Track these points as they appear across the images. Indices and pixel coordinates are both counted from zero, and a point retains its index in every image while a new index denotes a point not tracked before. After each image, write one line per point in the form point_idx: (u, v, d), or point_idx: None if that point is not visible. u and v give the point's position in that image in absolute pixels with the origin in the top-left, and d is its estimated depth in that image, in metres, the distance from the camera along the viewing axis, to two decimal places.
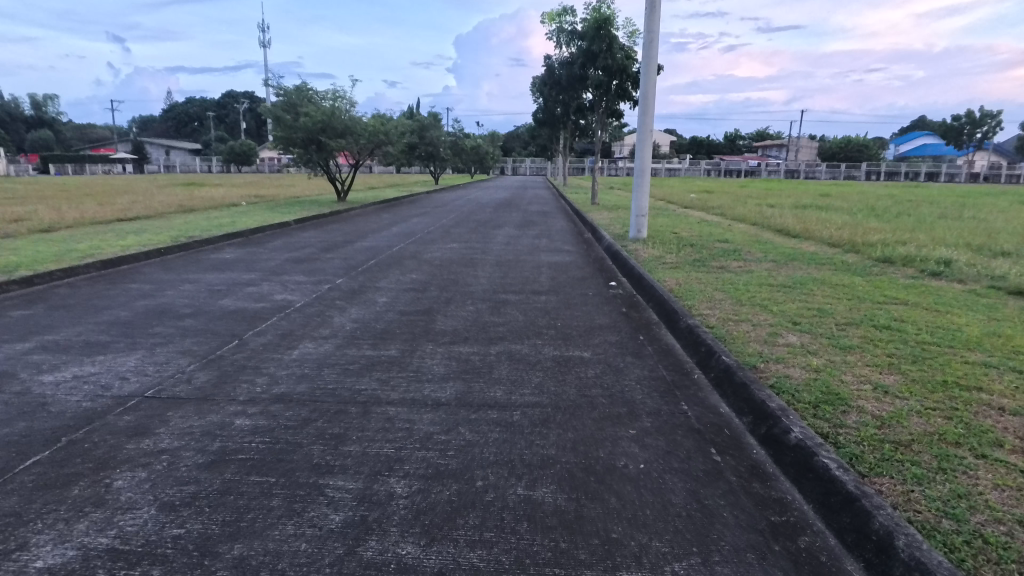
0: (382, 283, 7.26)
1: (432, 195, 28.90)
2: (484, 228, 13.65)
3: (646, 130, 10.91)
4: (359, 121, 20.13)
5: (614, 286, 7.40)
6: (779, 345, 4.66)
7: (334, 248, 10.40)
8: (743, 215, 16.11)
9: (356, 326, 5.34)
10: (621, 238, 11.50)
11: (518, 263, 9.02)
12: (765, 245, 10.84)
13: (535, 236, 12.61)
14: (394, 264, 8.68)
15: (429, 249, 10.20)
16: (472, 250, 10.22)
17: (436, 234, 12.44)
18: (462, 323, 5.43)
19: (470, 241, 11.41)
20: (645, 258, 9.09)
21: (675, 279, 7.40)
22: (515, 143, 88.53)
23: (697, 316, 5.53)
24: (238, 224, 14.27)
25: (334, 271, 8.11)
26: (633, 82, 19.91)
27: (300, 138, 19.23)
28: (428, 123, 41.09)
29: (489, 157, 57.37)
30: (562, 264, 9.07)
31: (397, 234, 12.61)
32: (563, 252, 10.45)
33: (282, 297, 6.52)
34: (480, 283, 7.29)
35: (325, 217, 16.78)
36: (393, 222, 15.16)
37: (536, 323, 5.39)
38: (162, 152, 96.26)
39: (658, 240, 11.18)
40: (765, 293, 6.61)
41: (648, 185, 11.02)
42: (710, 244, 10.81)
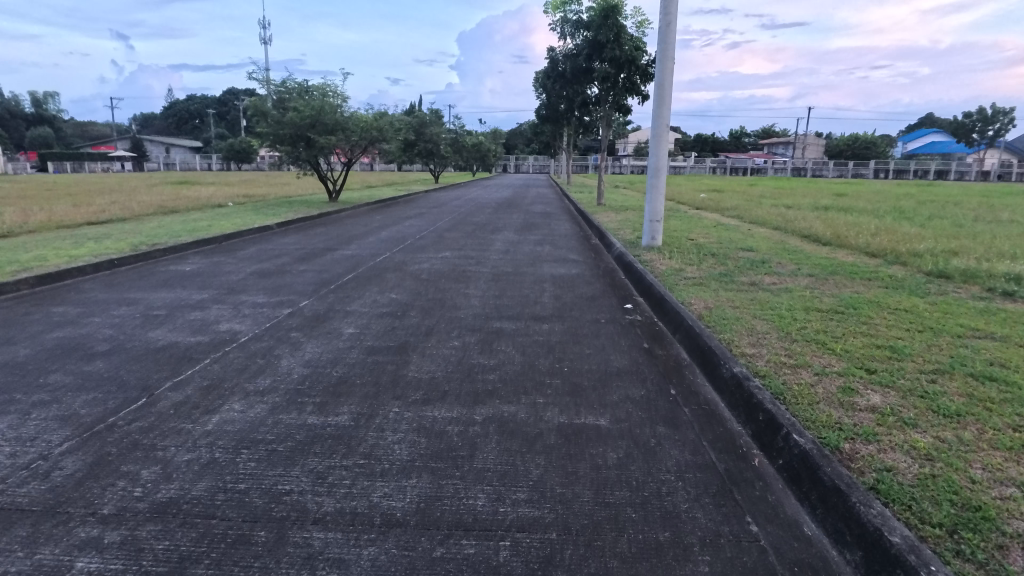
0: (354, 306, 6.10)
1: (431, 194, 27.78)
2: (481, 232, 12.48)
3: (662, 125, 9.71)
4: (350, 117, 18.98)
5: (630, 309, 6.24)
6: (862, 409, 3.50)
7: (311, 258, 9.26)
8: (763, 218, 14.94)
9: (306, 373, 4.18)
10: (633, 245, 10.33)
11: (517, 277, 7.87)
12: (795, 254, 9.66)
13: (538, 242, 11.44)
14: (374, 279, 7.52)
15: (418, 259, 9.05)
16: (465, 259, 9.06)
17: (428, 240, 11.29)
18: (442, 368, 4.27)
19: (465, 248, 10.25)
20: (663, 272, 7.93)
21: (704, 300, 6.23)
22: (518, 140, 87.33)
23: (741, 359, 4.37)
24: (214, 227, 13.15)
25: (302, 288, 6.96)
26: (642, 75, 18.70)
27: (288, 135, 18.08)
28: (428, 120, 39.95)
29: (491, 155, 56.17)
30: (568, 278, 7.90)
31: (386, 240, 11.46)
32: (569, 262, 9.29)
33: (228, 326, 5.37)
34: (470, 305, 6.12)
35: (313, 219, 15.64)
36: (384, 226, 14.01)
37: (537, 369, 4.22)
38: (162, 149, 95.45)
39: (675, 249, 10.00)
40: (816, 322, 5.44)
41: (664, 186, 9.83)
42: (734, 253, 9.64)
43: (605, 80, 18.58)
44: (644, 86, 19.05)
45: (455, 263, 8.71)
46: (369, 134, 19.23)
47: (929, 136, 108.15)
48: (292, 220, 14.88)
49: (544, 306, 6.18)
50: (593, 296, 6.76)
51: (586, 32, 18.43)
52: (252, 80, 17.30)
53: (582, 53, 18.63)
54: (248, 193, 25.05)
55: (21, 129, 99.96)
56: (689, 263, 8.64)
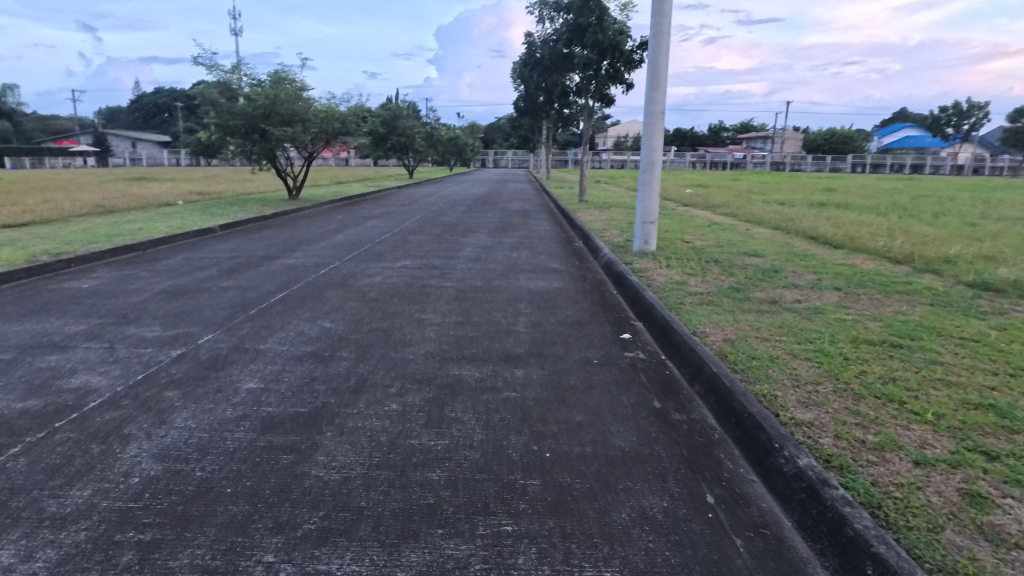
0: (270, 342, 4.66)
1: (404, 190, 26.26)
2: (451, 235, 11.07)
3: (656, 111, 8.35)
4: (310, 106, 17.38)
5: (628, 340, 4.92)
6: (1018, 544, 2.21)
7: (245, 270, 7.79)
8: (760, 216, 13.77)
9: (154, 475, 2.75)
10: (623, 250, 9.00)
11: (487, 293, 6.47)
12: (808, 260, 8.43)
13: (515, 245, 10.07)
14: (309, 299, 6.07)
15: (372, 270, 7.63)
16: (427, 270, 7.66)
17: (388, 245, 9.85)
18: (363, 458, 2.88)
19: (429, 255, 8.84)
20: (662, 285, 6.63)
21: (721, 328, 4.93)
22: (497, 134, 85.63)
23: (796, 434, 3.07)
24: (145, 231, 11.53)
25: (213, 315, 5.50)
26: (627, 63, 17.32)
27: (240, 125, 16.48)
28: (402, 113, 38.29)
29: (468, 150, 54.55)
30: (548, 293, 6.55)
31: (340, 245, 10.00)
32: (550, 271, 7.93)
33: (84, 381, 3.90)
34: (424, 340, 4.72)
35: (266, 220, 14.11)
36: (342, 227, 12.52)
37: (504, 461, 2.85)
38: (127, 143, 91.95)
39: (671, 254, 8.70)
40: (874, 362, 4.15)
41: (659, 183, 8.50)
42: (739, 260, 8.37)
43: (586, 67, 17.18)
44: (629, 75, 17.69)
45: (413, 275, 7.30)
46: (331, 125, 17.69)
47: (905, 131, 108.96)
48: (241, 221, 13.32)
49: (519, 339, 4.80)
50: (580, 321, 5.42)
51: (567, 15, 17.00)
52: (198, 64, 15.66)
53: (563, 37, 17.22)
54: (205, 190, 23.37)
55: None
56: (691, 273, 7.35)
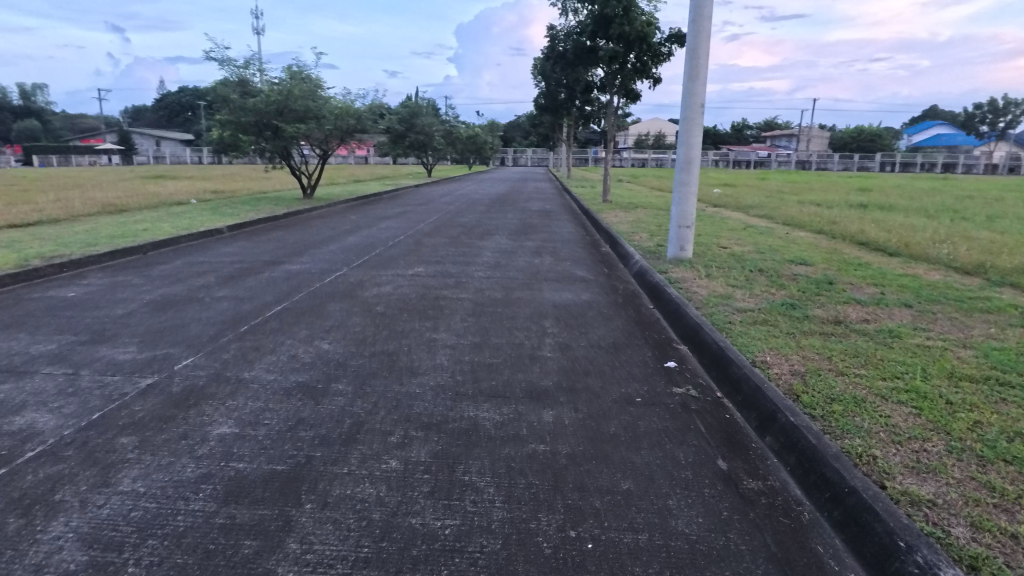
0: (256, 369, 4.02)
1: (421, 189, 25.66)
2: (469, 238, 10.40)
3: (695, 103, 7.55)
4: (325, 102, 16.86)
5: (674, 368, 4.19)
6: None
7: (245, 276, 7.18)
8: (798, 219, 12.89)
9: (74, 572, 2.09)
10: (656, 256, 8.24)
11: (509, 307, 5.76)
12: (864, 270, 7.60)
13: (537, 249, 9.35)
14: (309, 314, 5.43)
15: (381, 279, 6.96)
16: (441, 279, 6.97)
17: (401, 249, 9.22)
18: (348, 550, 2.19)
19: (445, 261, 8.18)
20: (705, 300, 5.87)
21: (785, 357, 4.18)
22: (516, 132, 84.97)
23: (917, 521, 2.33)
24: (150, 231, 11.05)
25: (199, 332, 4.87)
26: (654, 56, 16.48)
27: (252, 122, 15.97)
28: (420, 110, 37.79)
29: (488, 148, 53.89)
30: (576, 307, 5.83)
31: (350, 249, 9.37)
32: (577, 279, 7.19)
33: (30, 420, 3.27)
34: (434, 369, 4.02)
35: (277, 221, 13.57)
36: (354, 229, 11.93)
37: (532, 560, 2.14)
38: (152, 142, 93.24)
39: (709, 262, 7.91)
40: (986, 408, 3.36)
41: (696, 184, 7.72)
42: (786, 269, 7.57)
43: (612, 61, 16.38)
44: (656, 69, 16.84)
45: (426, 285, 6.62)
46: (345, 123, 17.13)
47: (936, 128, 105.91)
48: (251, 221, 12.80)
49: (545, 368, 4.09)
50: (615, 343, 4.69)
51: (591, 6, 16.22)
52: (209, 59, 15.17)
53: (587, 30, 16.44)
54: (219, 189, 22.97)
55: (7, 121, 97.32)
56: (735, 285, 6.57)
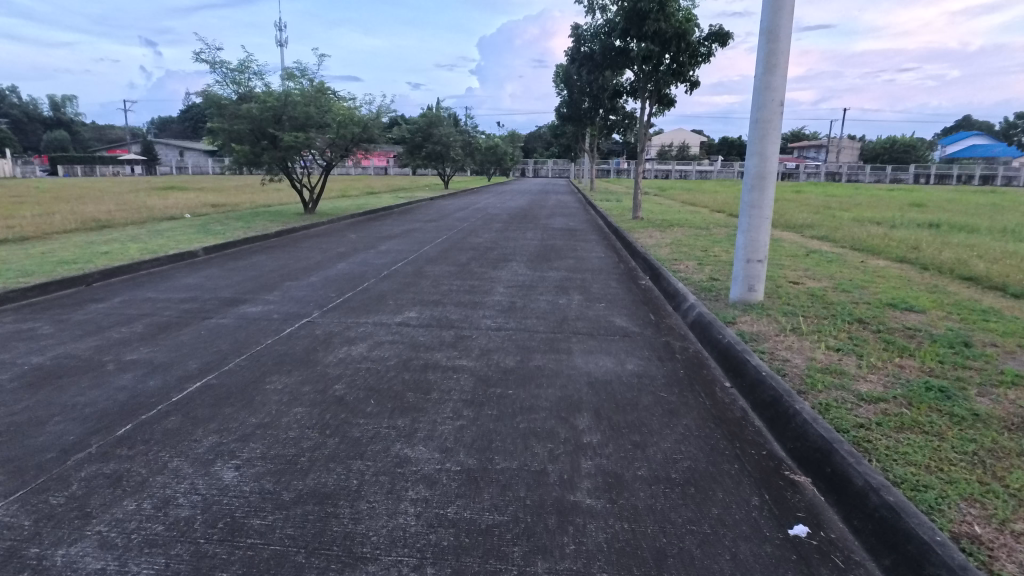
0: (86, 541, 2.33)
1: (435, 203, 24.09)
2: (481, 267, 8.72)
3: (774, 101, 5.72)
4: (327, 110, 15.43)
5: (808, 543, 2.42)
6: None
7: (184, 325, 5.55)
8: (868, 242, 10.97)
9: None
10: (715, 298, 6.44)
11: (525, 386, 4.03)
12: (1000, 322, 5.72)
13: (562, 283, 7.60)
14: (236, 398, 3.76)
15: (360, 331, 5.27)
16: (436, 332, 5.25)
17: (395, 282, 7.57)
18: None
19: (446, 301, 6.47)
20: (807, 379, 4.07)
21: (1009, 531, 2.38)
22: (537, 143, 83.87)
23: None
24: (112, 255, 9.58)
25: (53, 438, 3.21)
26: (692, 57, 14.71)
27: (247, 130, 14.65)
28: (438, 120, 36.45)
29: (508, 158, 52.45)
30: (621, 387, 4.04)
31: (335, 280, 7.73)
32: (616, 331, 5.42)
33: None
34: (388, 548, 2.29)
35: (268, 241, 12.08)
36: (349, 252, 10.34)
37: None
38: (177, 153, 94.06)
39: (788, 307, 6.09)
40: None
41: (771, 205, 5.91)
42: (895, 320, 5.71)
43: (646, 61, 14.61)
44: (695, 71, 15.06)
45: (415, 344, 4.90)
46: (350, 132, 15.67)
47: (973, 138, 101.89)
48: (237, 241, 11.31)
49: (585, 544, 2.34)
50: (693, 474, 2.92)
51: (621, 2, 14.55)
52: (199, 60, 13.83)
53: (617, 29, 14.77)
54: (221, 201, 21.69)
55: (37, 132, 98.84)
56: (839, 349, 4.74)
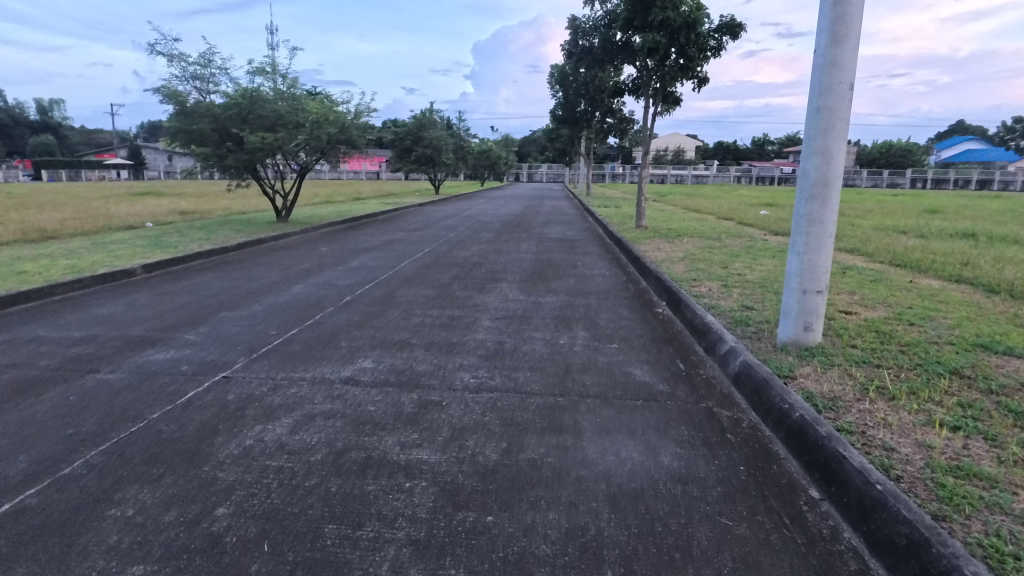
0: None
1: (424, 210, 22.70)
2: (465, 290, 7.32)
3: (844, 81, 4.34)
4: (300, 109, 14.04)
5: None
6: None
7: (56, 382, 4.13)
8: (907, 257, 9.65)
9: None
10: (758, 339, 5.05)
11: (514, 503, 2.63)
12: None
13: (562, 312, 6.21)
14: (49, 540, 2.34)
15: (291, 395, 3.85)
16: (393, 396, 3.85)
17: (357, 312, 6.15)
18: None
19: (415, 342, 5.06)
20: (941, 492, 2.69)
21: None
22: (532, 148, 82.76)
23: None
24: (30, 274, 8.11)
25: None
26: (702, 50, 13.38)
27: (210, 130, 13.24)
28: (429, 122, 35.07)
29: (502, 163, 51.18)
30: (659, 506, 2.65)
31: (284, 310, 6.30)
32: (639, 391, 4.01)
33: None
34: None
35: (227, 254, 10.66)
36: (313, 269, 8.92)
37: None
38: (165, 156, 92.24)
39: (855, 351, 4.71)
40: None
41: (836, 220, 4.53)
42: (1003, 372, 4.34)
43: (651, 54, 13.27)
44: (704, 67, 13.73)
45: (360, 418, 3.50)
46: (326, 133, 14.29)
47: (968, 143, 101.39)
48: (189, 255, 9.89)
49: None
50: None
51: None
52: (155, 52, 12.45)
53: (619, 19, 13.47)
54: (193, 208, 20.27)
55: (22, 135, 96.89)
56: (958, 428, 3.37)
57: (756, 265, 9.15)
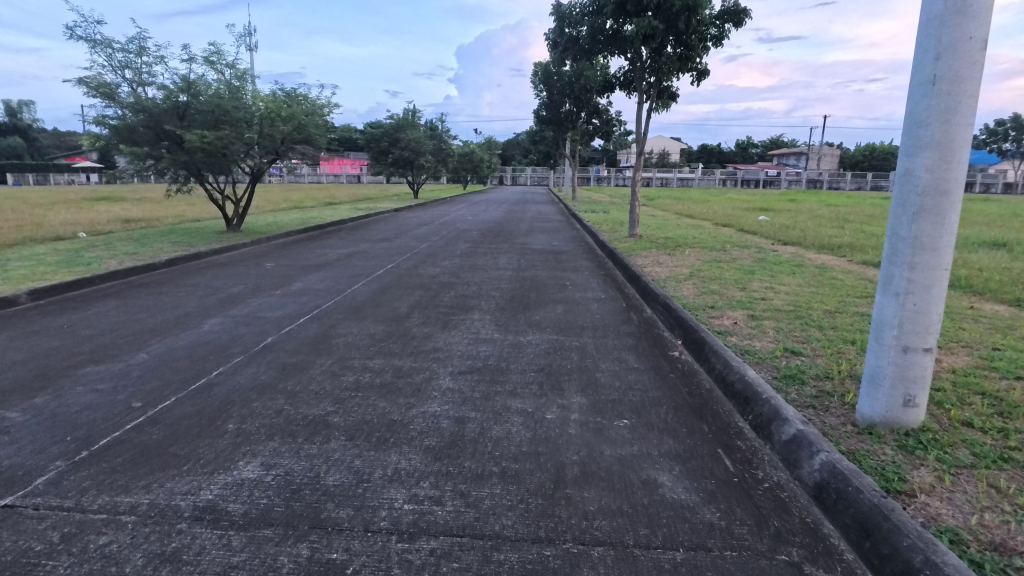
0: None
1: (398, 216, 21.10)
2: (426, 324, 5.75)
3: (977, 37, 2.88)
4: (250, 104, 12.38)
5: None
6: None
7: None
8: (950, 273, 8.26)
9: None
10: (828, 414, 3.54)
11: None
12: None
13: (550, 360, 4.67)
14: None
15: (89, 557, 2.26)
16: (266, 556, 2.27)
17: (272, 364, 4.55)
18: None
19: (337, 422, 3.49)
20: None
21: None
22: (516, 151, 81.65)
23: None
24: None
25: None
26: (702, 38, 11.99)
27: (143, 128, 11.53)
28: (407, 122, 33.39)
29: (485, 166, 49.69)
30: None
31: (174, 361, 4.67)
32: (676, 527, 2.49)
33: None
34: None
35: (151, 273, 8.98)
36: (243, 294, 7.27)
37: None
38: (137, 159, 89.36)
39: (978, 433, 3.24)
40: None
41: (955, 246, 3.06)
42: None
43: (647, 42, 11.79)
44: (704, 57, 12.33)
45: None
46: (280, 131, 12.62)
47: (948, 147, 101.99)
48: (101, 275, 8.20)
49: None
50: None
51: None
52: (75, 36, 10.71)
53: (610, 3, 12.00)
54: (142, 215, 18.39)
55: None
56: None
57: (778, 285, 7.69)
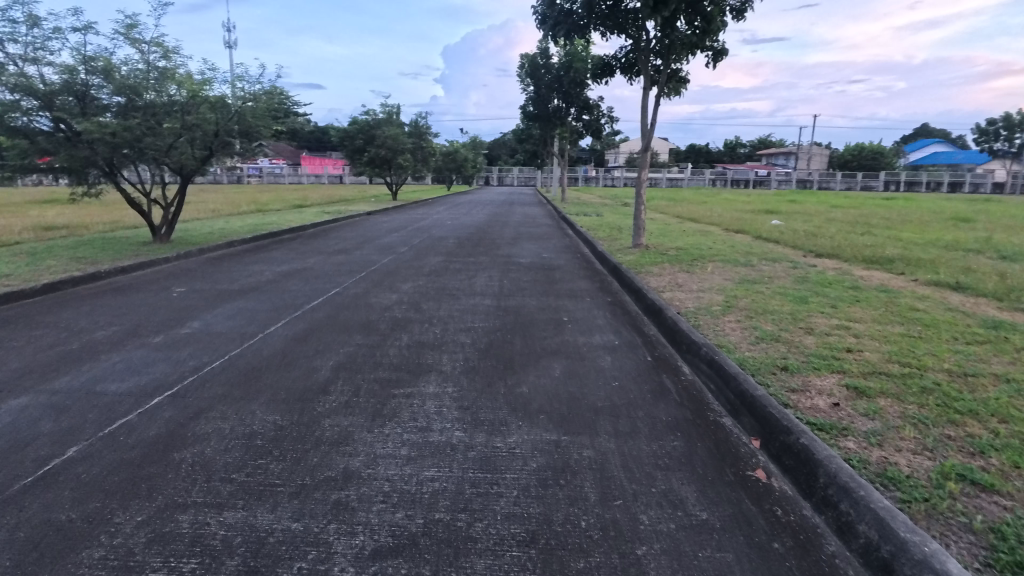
0: None
1: (369, 220, 18.90)
2: (347, 409, 3.62)
3: None
4: (174, 88, 10.20)
5: None
6: None
7: None
8: None
9: None
10: None
11: None
12: None
13: (549, 507, 2.57)
14: None
15: None
16: None
17: (28, 529, 2.41)
18: None
19: None
20: None
21: None
22: (502, 150, 79.78)
23: None
24: None
25: None
26: (721, 10, 10.01)
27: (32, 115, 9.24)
28: (385, 118, 31.08)
29: (469, 165, 47.40)
30: None
31: None
32: None
33: None
34: None
35: (12, 305, 6.74)
36: (105, 343, 5.07)
37: None
38: None
39: None
40: None
41: None
42: None
43: (657, 12, 9.76)
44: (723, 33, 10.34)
45: None
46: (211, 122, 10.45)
47: (935, 146, 101.26)
48: None
49: None
50: None
51: None
52: None
53: None
54: (69, 221, 15.93)
55: None
56: None
57: (849, 322, 5.66)
